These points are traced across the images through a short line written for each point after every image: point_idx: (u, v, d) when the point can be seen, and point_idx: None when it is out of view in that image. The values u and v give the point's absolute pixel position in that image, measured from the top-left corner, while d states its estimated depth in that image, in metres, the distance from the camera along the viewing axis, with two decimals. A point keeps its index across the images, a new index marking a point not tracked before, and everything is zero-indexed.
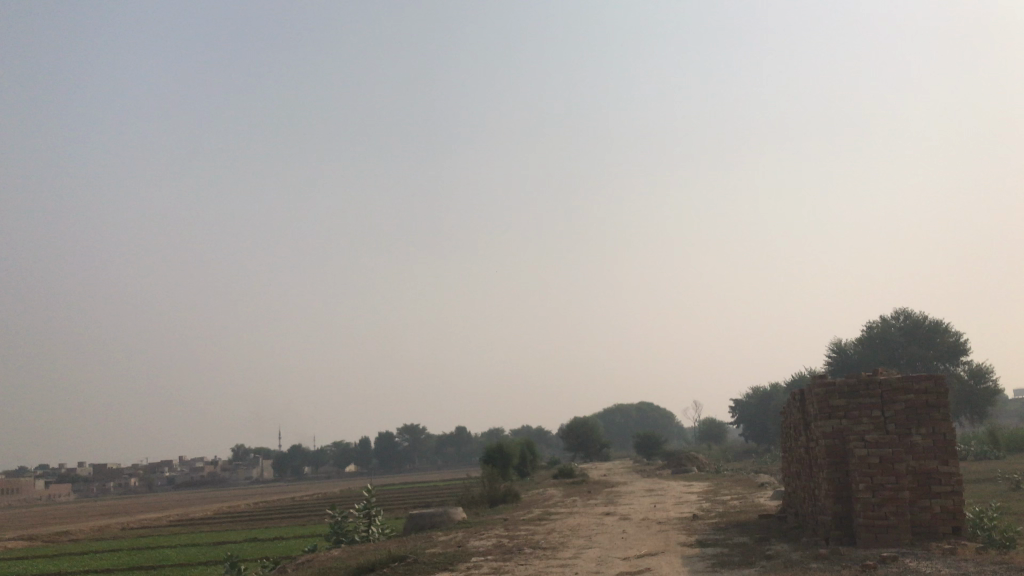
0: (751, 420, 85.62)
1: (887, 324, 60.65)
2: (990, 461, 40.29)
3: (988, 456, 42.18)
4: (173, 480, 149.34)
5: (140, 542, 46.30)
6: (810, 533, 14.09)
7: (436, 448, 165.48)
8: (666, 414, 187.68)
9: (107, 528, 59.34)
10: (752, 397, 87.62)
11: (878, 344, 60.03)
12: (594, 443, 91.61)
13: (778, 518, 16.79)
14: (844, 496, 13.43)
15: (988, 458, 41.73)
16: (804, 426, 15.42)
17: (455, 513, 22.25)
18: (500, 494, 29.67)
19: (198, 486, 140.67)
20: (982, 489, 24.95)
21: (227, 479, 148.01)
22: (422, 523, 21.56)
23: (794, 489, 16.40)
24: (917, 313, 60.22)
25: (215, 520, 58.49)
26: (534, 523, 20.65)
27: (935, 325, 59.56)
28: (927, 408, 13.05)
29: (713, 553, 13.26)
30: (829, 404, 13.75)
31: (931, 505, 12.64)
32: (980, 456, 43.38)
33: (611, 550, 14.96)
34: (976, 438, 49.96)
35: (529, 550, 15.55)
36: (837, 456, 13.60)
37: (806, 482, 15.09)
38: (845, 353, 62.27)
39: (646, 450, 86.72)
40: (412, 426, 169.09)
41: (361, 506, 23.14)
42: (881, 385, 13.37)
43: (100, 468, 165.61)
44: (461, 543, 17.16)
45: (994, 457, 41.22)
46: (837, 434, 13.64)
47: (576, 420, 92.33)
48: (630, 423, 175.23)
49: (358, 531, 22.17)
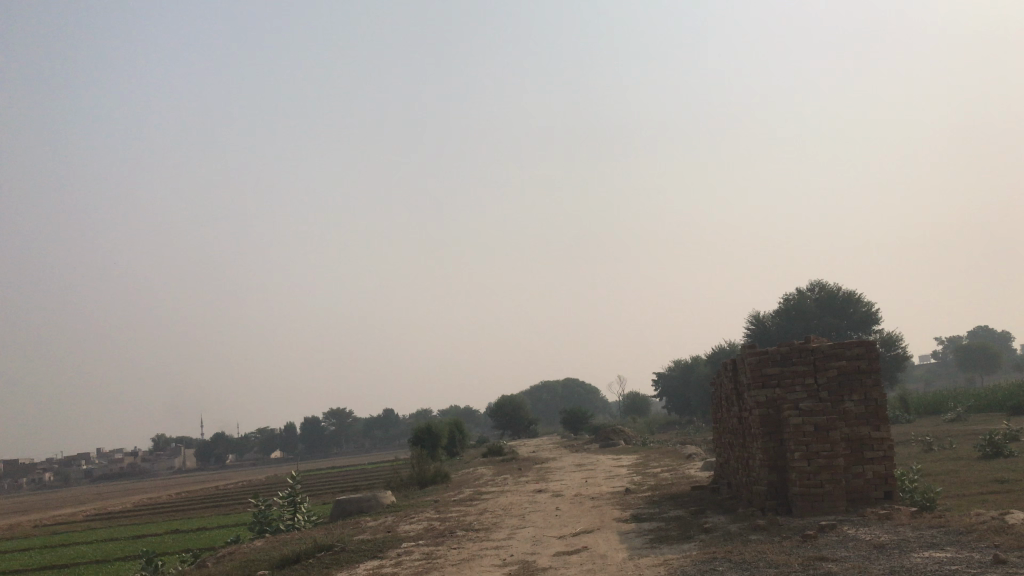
0: (674, 393, 87.03)
1: (803, 296, 62.00)
2: (903, 424, 41.61)
3: (901, 421, 43.55)
4: (91, 473, 144.43)
5: (54, 539, 44.30)
6: (746, 504, 13.99)
7: (363, 430, 163.85)
8: (592, 390, 190.02)
9: (18, 526, 56.63)
10: (674, 370, 88.97)
11: (795, 315, 61.28)
12: (523, 420, 91.80)
13: (712, 489, 16.67)
14: (779, 465, 13.33)
15: (902, 422, 43.02)
16: (737, 396, 15.31)
17: (384, 497, 21.60)
18: (430, 475, 29.14)
19: (116, 478, 136.27)
20: (901, 452, 25.53)
21: (147, 470, 143.73)
22: (350, 509, 20.88)
23: (727, 460, 16.35)
24: (831, 285, 61.70)
25: (134, 512, 56.45)
26: (465, 504, 20.23)
27: (849, 296, 61.26)
28: (859, 374, 13.03)
29: (650, 529, 12.97)
30: (763, 373, 13.62)
31: (863, 471, 12.63)
32: (893, 420, 44.75)
33: (545, 529, 14.57)
34: (889, 403, 51.57)
35: (462, 533, 15.04)
36: (772, 425, 13.48)
37: (739, 452, 15.00)
38: (763, 325, 63.49)
39: (574, 425, 87.28)
40: (339, 410, 167.19)
41: (285, 493, 22.32)
42: (814, 352, 13.28)
43: (11, 464, 158.83)
44: (391, 529, 16.54)
45: (907, 420, 42.56)
46: (771, 403, 13.53)
47: (503, 397, 92.30)
48: (557, 399, 176.75)
49: (283, 520, 21.37)
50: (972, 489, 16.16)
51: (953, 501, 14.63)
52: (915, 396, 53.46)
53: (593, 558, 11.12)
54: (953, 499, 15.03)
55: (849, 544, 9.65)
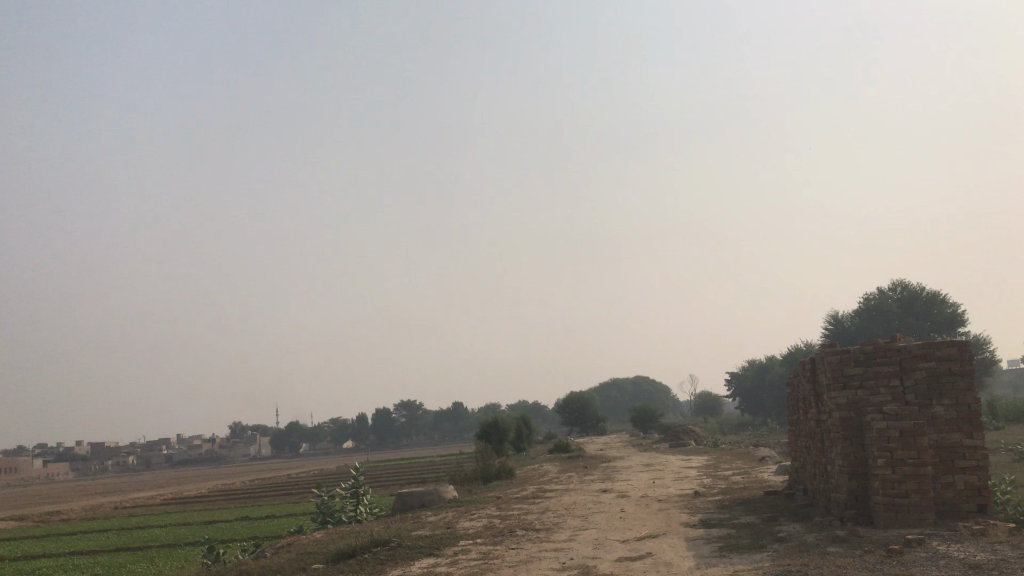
0: (747, 393, 85.03)
1: (884, 296, 59.69)
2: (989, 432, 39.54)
3: (988, 428, 41.43)
4: (171, 457, 149.11)
5: (131, 521, 45.39)
6: (824, 512, 13.13)
7: (432, 423, 165.11)
8: (662, 388, 187.66)
9: (98, 507, 58.34)
10: (747, 370, 86.94)
11: (876, 315, 59.03)
12: (591, 416, 90.98)
13: (787, 495, 15.83)
14: (860, 472, 12.45)
15: (989, 429, 40.90)
16: (815, 397, 14.44)
17: (446, 491, 21.30)
18: (494, 471, 28.76)
19: (194, 463, 140.33)
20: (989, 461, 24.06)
21: (224, 457, 147.50)
22: (411, 502, 20.63)
23: (804, 465, 15.49)
24: (914, 285, 59.20)
25: (208, 498, 57.79)
26: (527, 501, 19.78)
27: (933, 296, 58.74)
28: (950, 376, 12.04)
29: (719, 536, 12.25)
30: (844, 373, 12.78)
31: (954, 481, 11.67)
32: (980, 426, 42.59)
33: (609, 532, 13.96)
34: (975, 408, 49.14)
35: (521, 532, 14.56)
36: (853, 429, 12.62)
37: (817, 457, 14.15)
38: (842, 325, 61.34)
39: (643, 424, 86.09)
40: (410, 402, 168.95)
41: (348, 484, 22.20)
42: (900, 352, 12.37)
43: (97, 446, 165.07)
44: (451, 525, 16.18)
45: (995, 428, 40.44)
46: (853, 406, 12.67)
47: (572, 393, 91.57)
48: (626, 397, 175.08)
49: (345, 511, 21.27)
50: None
51: None
52: (1004, 402, 51.05)
53: (657, 566, 10.47)
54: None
55: (940, 562, 8.80)
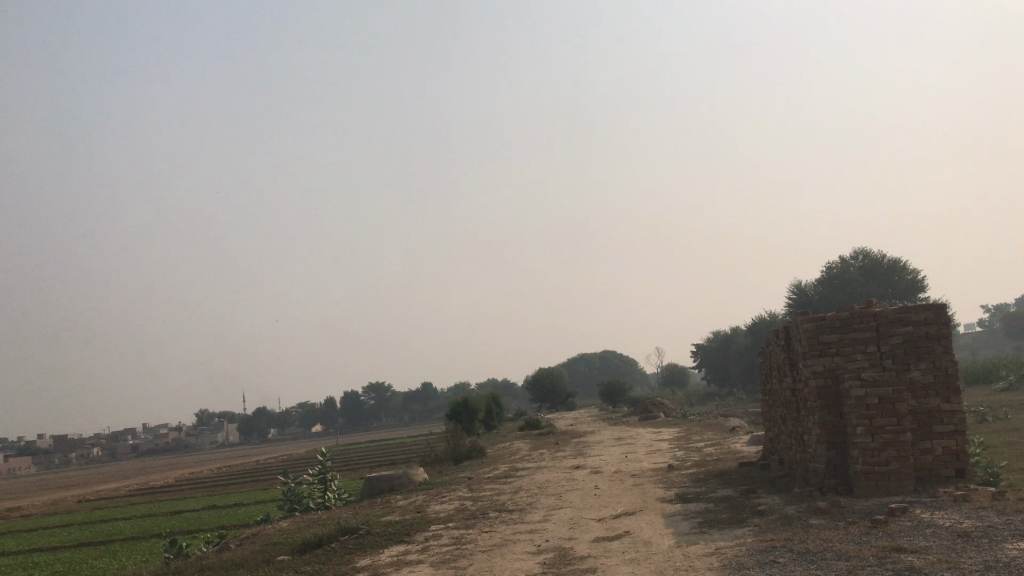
0: (713, 364, 85.63)
1: (846, 265, 60.11)
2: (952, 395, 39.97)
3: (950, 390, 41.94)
4: (137, 448, 146.84)
5: (95, 514, 44.31)
6: (802, 483, 12.89)
7: (401, 404, 164.55)
8: (630, 362, 188.99)
9: (62, 502, 57.04)
10: (713, 341, 87.49)
11: (837, 284, 59.47)
12: (560, 393, 91.06)
13: (762, 466, 15.60)
14: (838, 441, 12.20)
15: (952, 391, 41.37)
16: (790, 366, 14.17)
17: (416, 474, 20.84)
18: (465, 451, 28.37)
19: (162, 453, 138.61)
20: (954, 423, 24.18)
21: (192, 445, 145.68)
22: (381, 486, 20.15)
23: (779, 435, 15.27)
24: (875, 252, 59.74)
25: (174, 488, 56.76)
26: (499, 481, 19.40)
27: (894, 263, 59.35)
28: (927, 341, 11.82)
29: (698, 511, 11.94)
30: (820, 341, 12.50)
31: (932, 447, 11.48)
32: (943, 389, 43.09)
33: (584, 511, 13.61)
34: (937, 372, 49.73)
35: (494, 514, 14.15)
36: (830, 397, 12.36)
37: (793, 426, 13.91)
38: (805, 294, 61.72)
39: (612, 398, 86.34)
40: (378, 384, 168.12)
41: (316, 471, 21.63)
42: (876, 318, 12.11)
43: (61, 439, 162.10)
44: (421, 509, 15.73)
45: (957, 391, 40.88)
46: (829, 373, 12.40)
47: (541, 370, 91.48)
48: (594, 371, 175.99)
49: (313, 498, 20.73)
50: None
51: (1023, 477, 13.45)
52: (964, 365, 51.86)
53: (635, 545, 10.09)
54: (1009, 472, 14.20)
55: (928, 531, 8.53)
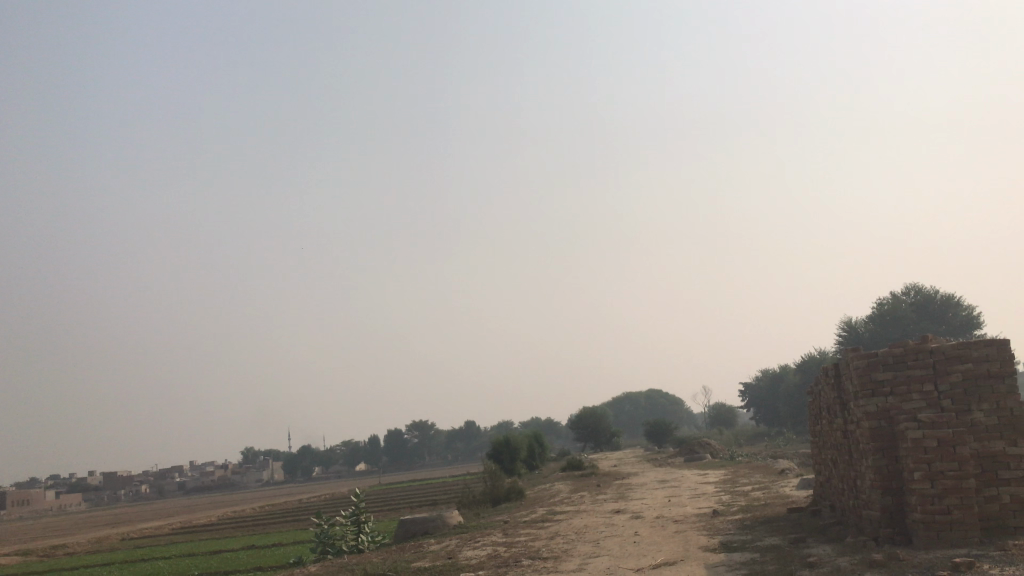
0: (761, 403, 83.68)
1: (897, 301, 58.41)
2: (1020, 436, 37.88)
3: None
4: (184, 485, 148.13)
5: (136, 553, 44.26)
6: (855, 532, 12.06)
7: (445, 443, 163.78)
8: (676, 401, 186.36)
9: (106, 539, 57.20)
10: (761, 380, 85.60)
11: (889, 321, 57.79)
12: (605, 432, 89.72)
13: (813, 512, 14.73)
14: (894, 487, 11.38)
15: None
16: (840, 407, 13.37)
17: (450, 516, 20.23)
18: (503, 493, 27.67)
19: (209, 491, 139.66)
20: None
21: (238, 483, 146.25)
22: (414, 530, 19.58)
23: (830, 480, 14.43)
24: (928, 288, 58.02)
25: (217, 527, 56.63)
26: (535, 526, 18.72)
27: (947, 299, 57.61)
28: (990, 379, 11.02)
29: (743, 561, 11.18)
30: (872, 379, 11.72)
31: (998, 494, 10.65)
32: None
33: (622, 559, 12.91)
34: None
35: (528, 562, 13.52)
36: (884, 440, 11.54)
37: (845, 471, 13.08)
38: (855, 331, 60.08)
39: (657, 438, 84.69)
40: (422, 423, 167.68)
41: (349, 511, 21.13)
42: (933, 354, 11.33)
43: (110, 476, 164.05)
44: (453, 554, 15.15)
45: None
46: (883, 414, 11.59)
47: (584, 409, 90.30)
48: (639, 411, 173.66)
49: (345, 541, 20.23)
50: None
51: None
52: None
53: None
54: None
55: None
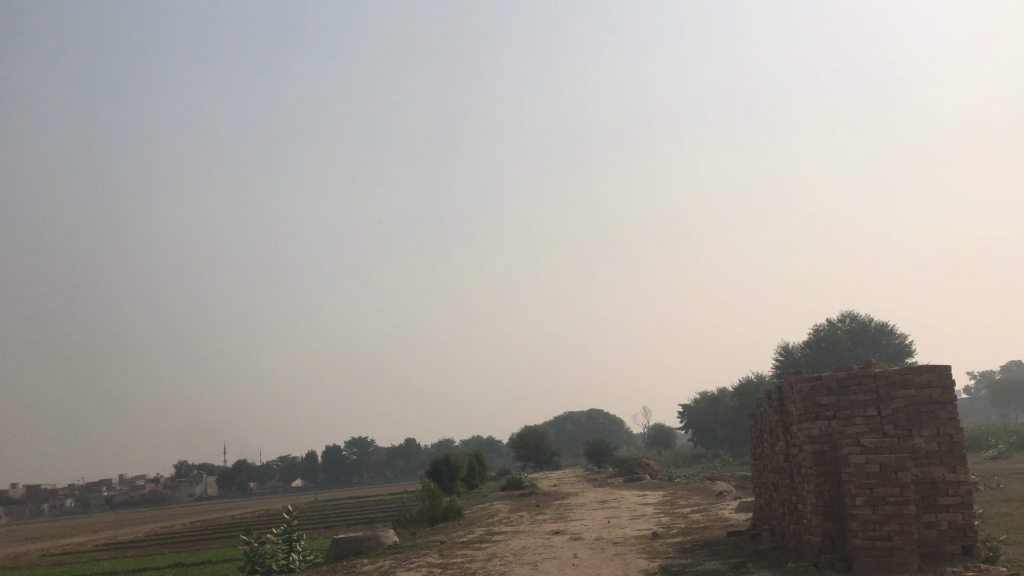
0: (699, 425, 84.45)
1: (834, 327, 59.52)
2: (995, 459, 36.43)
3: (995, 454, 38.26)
4: (112, 499, 143.34)
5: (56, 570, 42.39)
6: (796, 558, 11.93)
7: (384, 460, 161.86)
8: (616, 421, 187.44)
9: (24, 555, 54.74)
10: (700, 402, 86.46)
11: (825, 347, 58.79)
12: (545, 452, 89.44)
13: (753, 537, 14.60)
14: (835, 512, 11.30)
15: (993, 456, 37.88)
16: (783, 430, 13.30)
17: (386, 536, 19.66)
18: (441, 511, 27.17)
19: (137, 505, 135.41)
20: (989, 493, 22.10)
21: (168, 497, 142.13)
22: (347, 549, 18.98)
23: (770, 503, 14.37)
24: (863, 316, 59.30)
25: (144, 542, 54.71)
26: (472, 547, 18.28)
27: (881, 327, 58.90)
28: (931, 406, 11.02)
29: None
30: (816, 403, 11.63)
31: (937, 521, 10.62)
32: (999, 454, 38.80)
33: None
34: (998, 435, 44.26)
35: None
36: (827, 464, 11.45)
37: (786, 494, 12.99)
38: (792, 357, 60.98)
39: (597, 457, 84.76)
40: (361, 439, 165.48)
41: (279, 529, 20.40)
42: (876, 378, 11.31)
43: (33, 489, 157.96)
44: None
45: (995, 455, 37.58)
46: (826, 439, 11.51)
47: (525, 428, 89.93)
48: (580, 431, 174.12)
49: (275, 559, 19.50)
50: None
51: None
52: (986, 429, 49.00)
53: None
54: (1013, 548, 13.42)
55: None
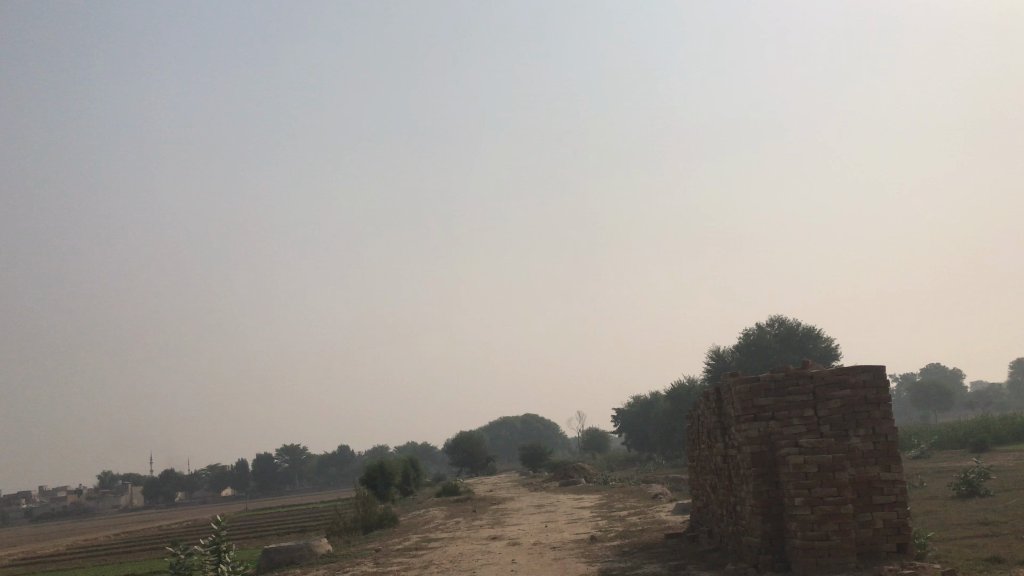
0: (632, 428, 85.20)
1: (762, 331, 60.66)
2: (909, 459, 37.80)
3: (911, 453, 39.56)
4: (31, 511, 137.84)
5: None
6: (734, 559, 11.96)
7: (317, 467, 159.48)
8: (551, 426, 188.15)
9: None
10: (634, 405, 87.26)
11: (754, 350, 59.81)
12: (481, 457, 89.07)
13: (690, 539, 14.60)
14: (774, 513, 11.32)
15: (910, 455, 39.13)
16: (721, 431, 13.31)
17: (318, 545, 19.14)
18: (375, 518, 26.68)
19: (58, 518, 130.55)
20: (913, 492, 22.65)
21: (92, 509, 137.41)
22: (278, 559, 18.39)
23: (708, 504, 14.39)
24: (791, 320, 60.53)
25: (65, 556, 52.66)
26: (408, 554, 17.92)
27: (808, 332, 60.23)
28: (866, 406, 11.12)
29: None
30: (754, 404, 11.62)
31: (873, 519, 10.70)
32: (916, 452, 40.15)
33: None
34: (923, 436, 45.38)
35: None
36: (766, 465, 11.45)
37: (724, 495, 13.00)
38: (723, 360, 61.87)
39: (532, 462, 84.82)
40: (293, 447, 162.67)
41: (208, 540, 19.67)
42: (813, 379, 11.35)
43: None
44: None
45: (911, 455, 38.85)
46: (764, 440, 11.52)
47: (460, 434, 89.41)
48: (515, 436, 174.22)
49: (204, 571, 18.78)
50: (957, 533, 14.88)
51: (953, 550, 12.84)
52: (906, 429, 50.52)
53: None
54: (940, 544, 13.70)
55: None
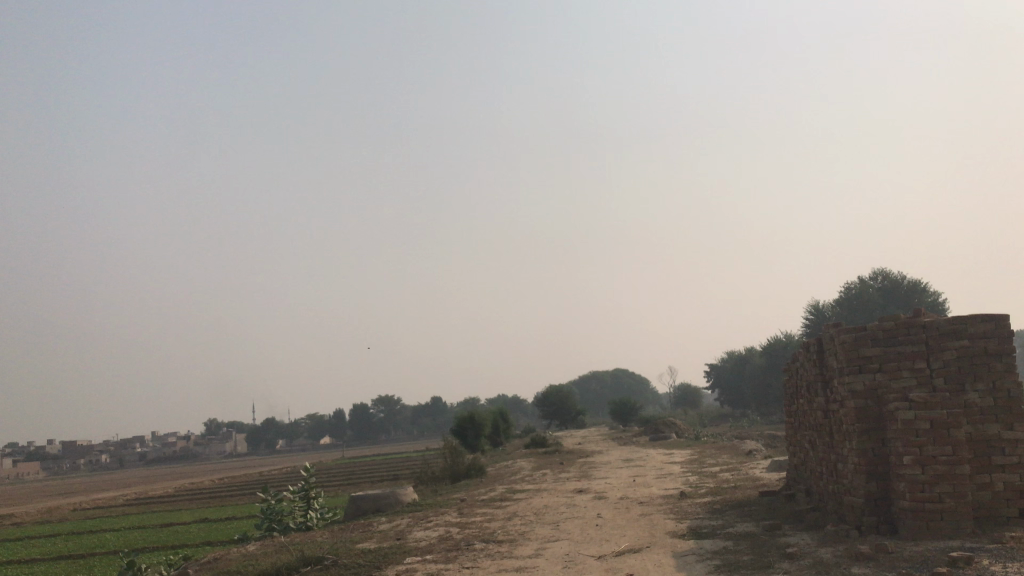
0: (726, 384, 83.63)
1: (865, 285, 58.08)
2: None
3: None
4: (144, 455, 145.52)
5: (86, 524, 42.77)
6: (835, 520, 11.20)
7: (411, 419, 162.96)
8: (642, 381, 186.88)
9: (55, 510, 55.42)
10: (727, 360, 85.49)
11: (856, 304, 57.38)
12: (570, 410, 89.03)
13: (786, 498, 13.83)
14: (880, 473, 10.48)
15: None
16: (823, 384, 12.44)
17: (404, 494, 19.14)
18: (463, 469, 26.69)
19: (169, 462, 137.49)
20: None
21: (200, 455, 144.06)
22: (365, 507, 18.48)
23: (807, 461, 13.60)
24: (895, 273, 57.77)
25: (172, 498, 55.14)
26: (493, 505, 17.70)
27: (913, 285, 57.41)
28: (986, 358, 10.13)
29: (715, 549, 10.40)
30: (860, 355, 10.74)
31: (991, 482, 9.79)
32: None
33: (582, 545, 11.91)
34: None
35: (480, 545, 12.49)
36: (871, 421, 10.61)
37: (824, 452, 12.17)
38: (822, 314, 59.64)
39: (623, 417, 84.28)
40: (387, 398, 166.44)
41: (297, 487, 19.90)
42: (926, 329, 10.39)
43: (70, 446, 161.01)
44: (402, 535, 14.08)
45: None
46: (870, 393, 10.65)
47: (550, 387, 89.41)
48: (605, 390, 173.79)
49: (293, 517, 19.04)
50: None
51: None
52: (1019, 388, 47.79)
53: None
54: None
55: None
